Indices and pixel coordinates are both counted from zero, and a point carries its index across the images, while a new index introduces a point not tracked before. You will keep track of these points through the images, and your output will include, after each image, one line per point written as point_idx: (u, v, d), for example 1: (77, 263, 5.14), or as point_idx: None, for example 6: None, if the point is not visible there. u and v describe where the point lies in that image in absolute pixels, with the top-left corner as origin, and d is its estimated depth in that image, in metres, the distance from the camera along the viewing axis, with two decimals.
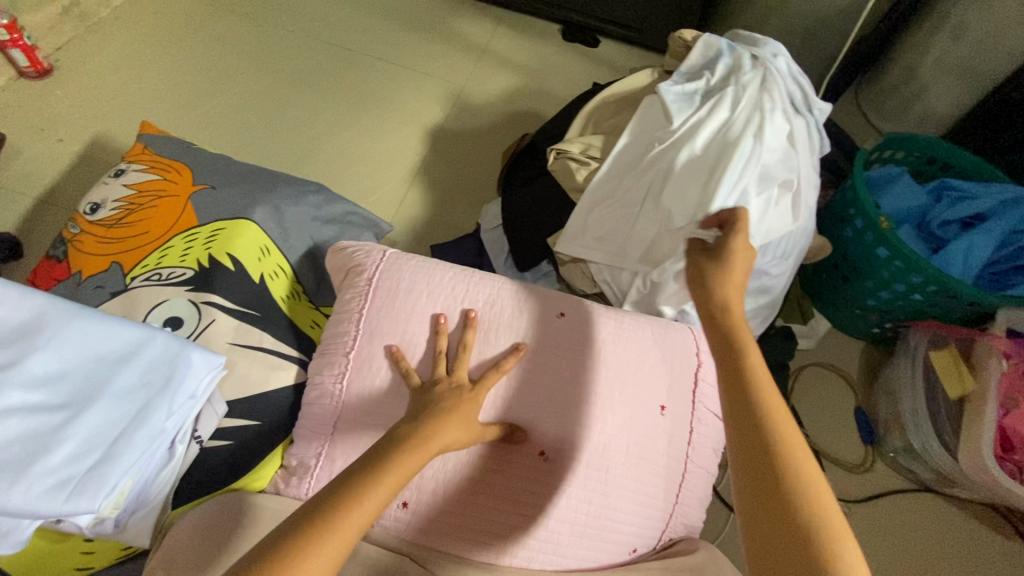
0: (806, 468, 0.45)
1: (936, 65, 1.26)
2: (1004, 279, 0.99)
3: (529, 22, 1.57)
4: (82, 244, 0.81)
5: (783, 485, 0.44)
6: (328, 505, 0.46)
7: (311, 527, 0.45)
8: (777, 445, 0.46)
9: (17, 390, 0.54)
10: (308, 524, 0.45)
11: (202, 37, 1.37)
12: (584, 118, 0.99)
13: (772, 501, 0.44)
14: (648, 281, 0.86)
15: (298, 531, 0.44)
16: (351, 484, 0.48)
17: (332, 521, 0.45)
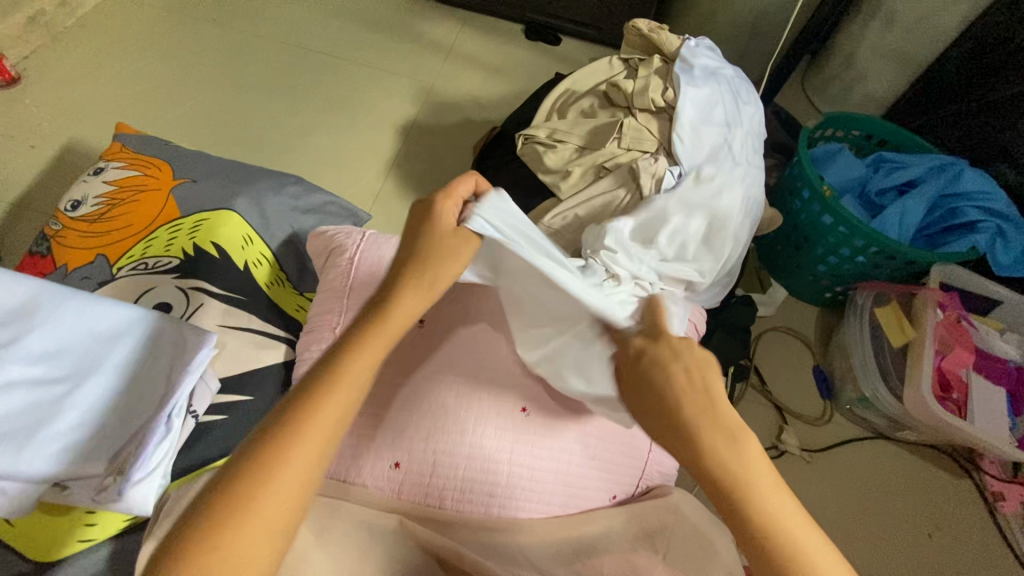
0: (754, 484, 0.45)
1: (871, 51, 1.36)
2: (936, 238, 1.10)
3: (494, 23, 1.63)
4: (65, 238, 0.83)
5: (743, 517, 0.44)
6: (272, 429, 0.45)
7: (252, 460, 0.43)
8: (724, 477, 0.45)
9: (17, 365, 0.57)
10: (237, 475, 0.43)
11: (171, 43, 1.39)
12: (547, 108, 1.06)
13: (741, 525, 0.45)
14: None
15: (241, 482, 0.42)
16: (272, 434, 0.44)
17: (256, 481, 0.42)
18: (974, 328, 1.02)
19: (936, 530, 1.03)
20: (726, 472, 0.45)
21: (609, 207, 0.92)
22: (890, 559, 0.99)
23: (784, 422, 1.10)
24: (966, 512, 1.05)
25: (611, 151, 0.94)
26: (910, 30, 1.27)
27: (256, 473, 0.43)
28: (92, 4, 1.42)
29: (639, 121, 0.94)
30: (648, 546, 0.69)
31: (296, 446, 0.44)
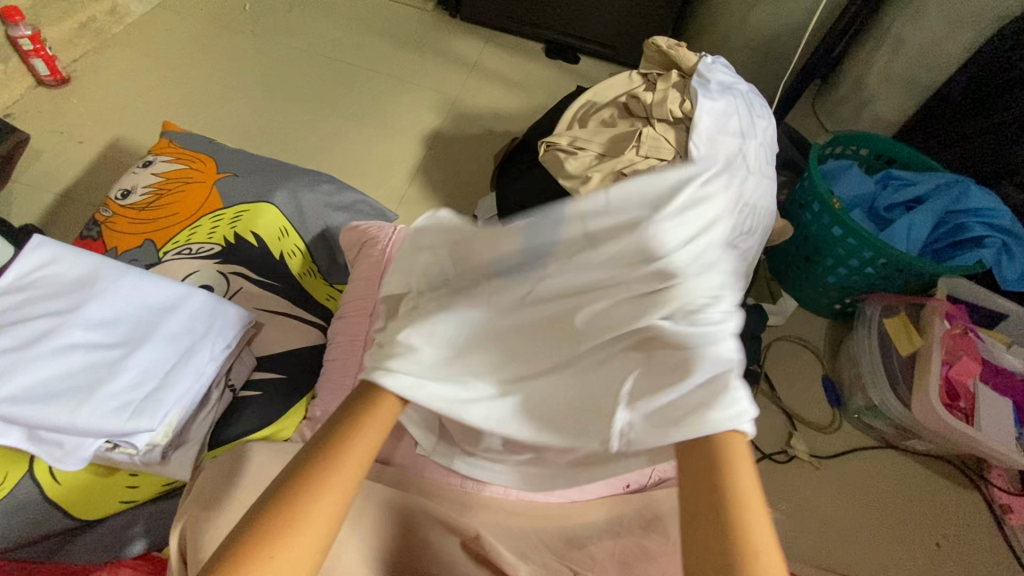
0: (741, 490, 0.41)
1: (880, 76, 1.42)
2: (944, 253, 1.13)
3: (516, 41, 1.71)
4: (115, 224, 0.89)
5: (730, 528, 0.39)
6: (294, 483, 0.43)
7: (284, 499, 0.42)
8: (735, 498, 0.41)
9: (79, 330, 0.61)
10: (273, 500, 0.42)
11: (211, 53, 1.47)
12: (569, 118, 1.11)
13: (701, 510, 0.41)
14: None
15: (248, 531, 0.40)
16: (301, 473, 0.43)
17: (284, 532, 0.40)
18: (981, 340, 1.04)
19: (943, 540, 1.03)
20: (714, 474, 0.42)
21: None
22: (898, 567, 1.00)
23: (793, 428, 1.12)
24: (974, 522, 1.05)
25: (630, 158, 0.99)
26: (917, 56, 1.33)
27: (277, 521, 0.40)
28: (139, 13, 1.50)
29: (657, 131, 0.99)
30: (659, 532, 0.71)
31: (313, 496, 0.42)
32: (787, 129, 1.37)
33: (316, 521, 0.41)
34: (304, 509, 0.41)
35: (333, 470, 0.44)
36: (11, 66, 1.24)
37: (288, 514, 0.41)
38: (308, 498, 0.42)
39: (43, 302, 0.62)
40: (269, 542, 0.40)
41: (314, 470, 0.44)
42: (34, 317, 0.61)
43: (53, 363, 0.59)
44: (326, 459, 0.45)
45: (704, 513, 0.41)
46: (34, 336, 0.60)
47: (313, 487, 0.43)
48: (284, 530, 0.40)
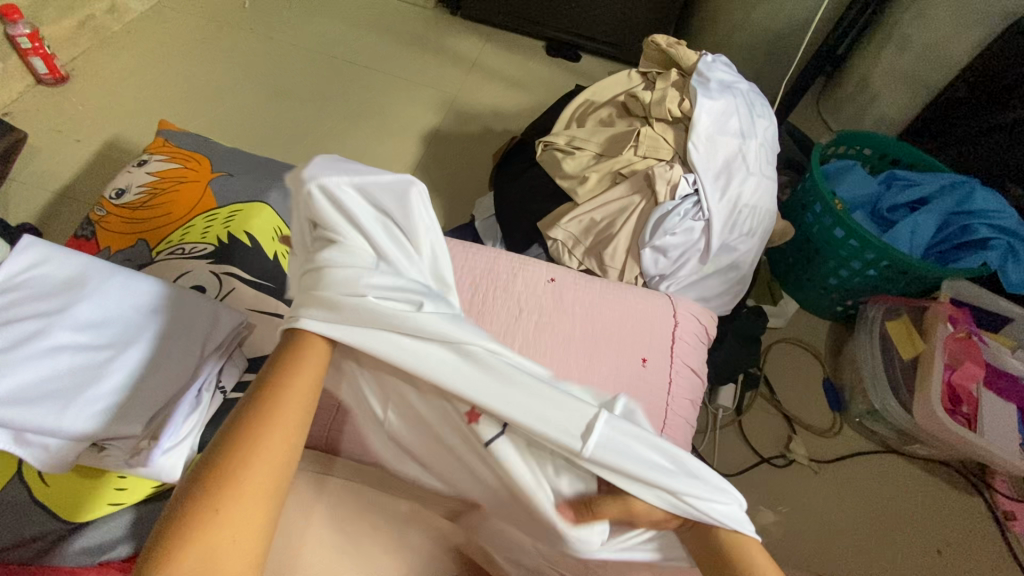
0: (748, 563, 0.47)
1: (886, 74, 1.40)
2: (948, 255, 1.11)
3: (516, 39, 1.70)
4: (109, 223, 0.89)
5: None
6: (228, 439, 0.42)
7: (224, 450, 0.42)
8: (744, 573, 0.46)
9: (66, 331, 0.61)
10: (208, 471, 0.41)
11: (209, 51, 1.46)
12: (567, 118, 1.10)
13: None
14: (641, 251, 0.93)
15: (200, 489, 0.40)
16: (238, 424, 0.43)
17: (228, 483, 0.40)
18: (985, 345, 1.02)
19: (945, 547, 1.02)
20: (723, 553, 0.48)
21: (624, 212, 0.95)
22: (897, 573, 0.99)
23: (793, 432, 1.11)
24: (976, 529, 1.04)
25: (628, 158, 0.98)
26: (922, 54, 1.31)
27: (220, 474, 0.40)
28: (138, 11, 1.50)
29: (656, 131, 0.98)
30: None
31: (252, 447, 0.42)
32: (789, 129, 1.36)
33: (259, 481, 0.41)
34: (243, 475, 0.41)
35: (264, 434, 0.43)
36: (10, 65, 1.24)
37: (227, 464, 0.41)
38: (246, 460, 0.41)
39: (31, 303, 0.62)
40: (208, 509, 0.39)
41: (248, 436, 0.43)
42: (20, 318, 0.61)
43: (39, 364, 0.58)
44: (262, 405, 0.44)
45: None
46: (21, 337, 0.59)
47: (251, 437, 0.43)
48: (220, 498, 0.39)
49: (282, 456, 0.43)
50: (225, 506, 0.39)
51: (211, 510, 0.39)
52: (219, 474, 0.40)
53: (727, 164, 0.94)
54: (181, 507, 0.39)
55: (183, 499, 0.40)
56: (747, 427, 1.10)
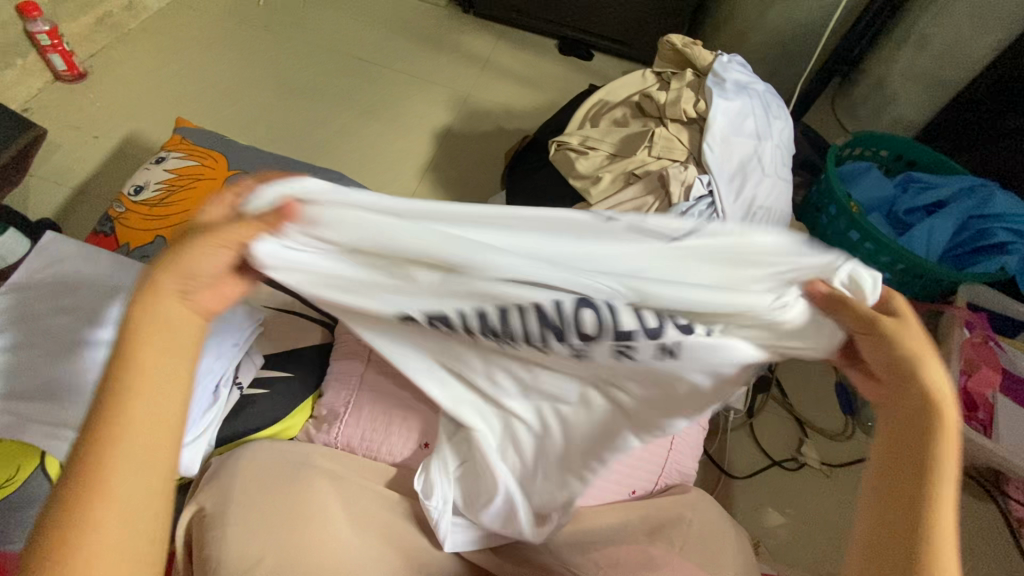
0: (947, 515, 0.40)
1: (903, 75, 1.38)
2: (964, 258, 1.10)
3: (528, 37, 1.69)
4: (128, 220, 0.90)
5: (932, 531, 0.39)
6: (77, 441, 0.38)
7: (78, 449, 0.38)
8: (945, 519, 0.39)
9: (93, 331, 0.63)
10: (78, 474, 0.37)
11: (224, 49, 1.47)
12: (580, 117, 1.10)
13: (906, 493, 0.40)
14: None
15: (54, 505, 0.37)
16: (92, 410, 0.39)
17: (92, 475, 0.37)
18: (1001, 350, 1.01)
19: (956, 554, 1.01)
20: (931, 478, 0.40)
21: (637, 212, 0.95)
22: None
23: (804, 435, 1.10)
24: (988, 535, 1.03)
25: (641, 159, 0.97)
26: (940, 54, 1.29)
27: (79, 474, 0.37)
28: (155, 9, 1.52)
29: (670, 131, 0.97)
30: (664, 540, 0.70)
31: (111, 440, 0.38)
32: (804, 130, 1.34)
33: (123, 490, 0.37)
34: (102, 484, 0.37)
35: (119, 437, 0.38)
36: (29, 61, 1.26)
37: (85, 466, 0.37)
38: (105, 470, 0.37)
39: (61, 304, 0.64)
40: (80, 521, 0.36)
41: (107, 431, 0.38)
42: (50, 319, 0.63)
43: (68, 366, 0.61)
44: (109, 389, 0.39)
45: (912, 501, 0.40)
46: (53, 333, 0.62)
47: (106, 420, 0.39)
48: (89, 505, 0.36)
49: (155, 448, 0.40)
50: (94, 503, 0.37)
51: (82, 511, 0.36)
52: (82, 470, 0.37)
53: (743, 164, 0.94)
54: (48, 520, 0.36)
55: (52, 506, 0.37)
56: (757, 430, 1.10)
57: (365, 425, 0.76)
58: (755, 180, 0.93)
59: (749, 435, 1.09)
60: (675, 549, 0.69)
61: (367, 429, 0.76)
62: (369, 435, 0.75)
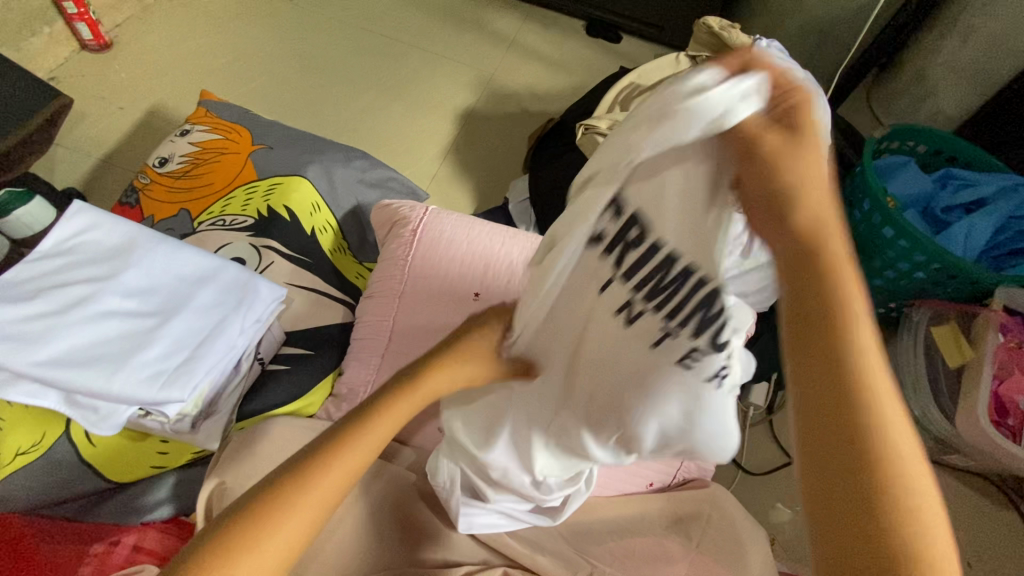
0: (867, 372, 0.32)
1: (943, 67, 1.32)
2: (1003, 260, 1.06)
3: (556, 18, 1.65)
4: (152, 191, 0.90)
5: (853, 427, 0.32)
6: (313, 448, 0.47)
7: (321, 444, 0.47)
8: (862, 395, 0.32)
9: (116, 297, 0.62)
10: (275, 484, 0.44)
11: (248, 22, 1.46)
12: (609, 101, 1.06)
13: (836, 423, 0.32)
14: None
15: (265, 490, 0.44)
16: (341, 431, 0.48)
17: (307, 475, 0.45)
18: None
19: (976, 560, 0.99)
20: (841, 373, 0.32)
21: None
22: None
23: None
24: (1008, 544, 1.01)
25: None
26: (988, 45, 1.23)
27: (298, 474, 0.45)
28: None
29: None
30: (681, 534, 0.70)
31: (319, 469, 0.45)
32: (839, 121, 1.30)
33: (303, 508, 0.44)
34: (298, 493, 0.44)
35: (339, 457, 0.46)
36: (56, 30, 1.26)
37: (308, 466, 0.45)
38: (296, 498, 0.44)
39: (81, 269, 0.63)
40: (241, 539, 0.42)
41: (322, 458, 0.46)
42: (71, 283, 0.62)
43: (89, 329, 0.60)
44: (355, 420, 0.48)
45: (834, 432, 0.32)
46: (74, 298, 0.61)
47: (347, 437, 0.47)
48: (256, 524, 0.42)
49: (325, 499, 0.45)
50: (291, 501, 0.43)
51: (291, 496, 0.44)
52: (303, 469, 0.45)
53: None
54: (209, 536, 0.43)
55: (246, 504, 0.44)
56: (776, 428, 1.08)
57: None
58: None
59: (768, 433, 1.08)
60: (693, 544, 0.69)
61: None
62: None
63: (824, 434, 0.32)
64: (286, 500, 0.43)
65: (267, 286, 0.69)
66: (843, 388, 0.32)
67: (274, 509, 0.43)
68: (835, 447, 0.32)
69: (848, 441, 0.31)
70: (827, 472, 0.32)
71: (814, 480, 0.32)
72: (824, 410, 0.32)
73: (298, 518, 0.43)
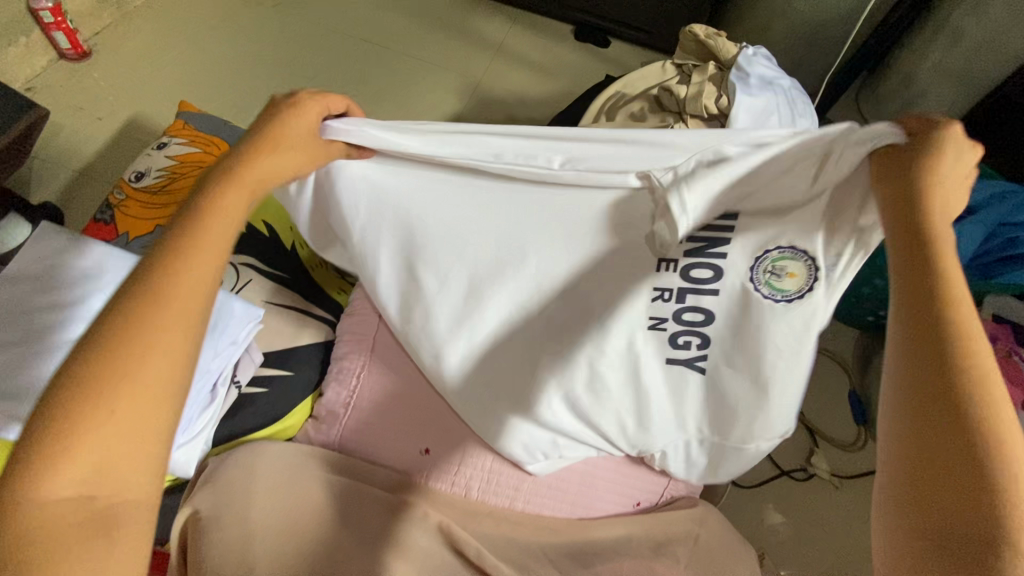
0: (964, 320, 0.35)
1: (932, 71, 1.32)
2: (992, 267, 1.05)
3: (544, 22, 1.63)
4: (127, 208, 0.88)
5: (953, 355, 0.34)
6: (110, 316, 0.37)
7: (121, 311, 0.37)
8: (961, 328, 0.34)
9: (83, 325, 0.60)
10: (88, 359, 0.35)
11: (231, 29, 1.43)
12: (595, 110, 1.05)
13: (927, 345, 0.35)
14: None
15: (71, 374, 0.35)
16: (133, 284, 0.38)
17: (123, 352, 0.36)
18: None
19: None
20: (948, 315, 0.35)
21: None
22: None
23: (815, 444, 1.07)
24: None
25: None
26: (975, 51, 1.23)
27: (107, 351, 0.35)
28: None
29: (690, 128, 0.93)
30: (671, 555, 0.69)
31: (149, 330, 0.36)
32: None
33: (153, 377, 0.36)
34: (124, 366, 0.35)
35: (165, 295, 0.38)
36: (33, 39, 1.23)
37: (117, 333, 0.36)
38: (123, 363, 0.35)
39: (45, 295, 0.61)
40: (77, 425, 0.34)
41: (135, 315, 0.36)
42: (34, 311, 0.60)
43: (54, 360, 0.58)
44: (159, 273, 0.39)
45: (927, 353, 0.34)
46: (39, 327, 0.59)
47: (158, 283, 0.38)
48: (98, 386, 0.34)
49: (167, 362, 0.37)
50: (122, 374, 0.35)
51: (116, 371, 0.35)
52: (114, 340, 0.36)
53: None
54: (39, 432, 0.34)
55: (53, 398, 0.34)
56: None
57: (365, 429, 0.74)
58: None
59: None
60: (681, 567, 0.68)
61: (366, 432, 0.74)
62: (368, 438, 0.74)
63: (919, 359, 0.35)
64: (112, 379, 0.35)
65: (240, 308, 0.68)
66: (937, 323, 0.35)
67: (101, 395, 0.34)
68: (930, 372, 0.34)
69: (940, 363, 0.34)
70: (919, 393, 0.34)
71: (905, 394, 0.35)
72: (920, 333, 0.35)
73: (153, 382, 0.36)
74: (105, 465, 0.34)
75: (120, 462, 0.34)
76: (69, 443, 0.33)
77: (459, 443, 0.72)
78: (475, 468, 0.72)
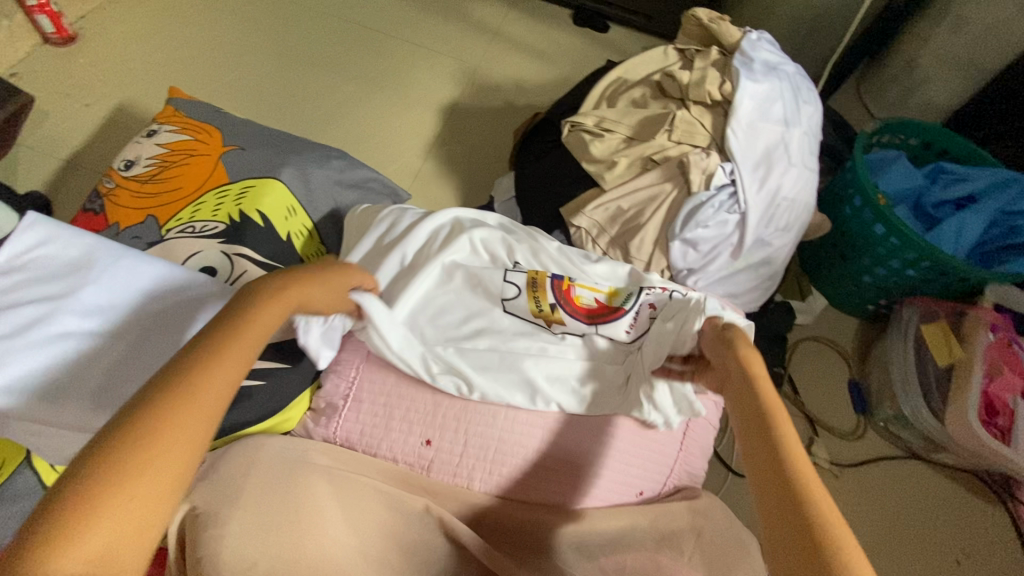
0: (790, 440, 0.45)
1: (936, 57, 1.30)
2: (994, 256, 1.05)
3: (542, 6, 1.60)
4: (118, 197, 0.85)
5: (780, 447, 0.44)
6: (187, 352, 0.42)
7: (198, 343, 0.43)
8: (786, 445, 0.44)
9: (73, 317, 0.58)
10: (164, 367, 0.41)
11: (220, 13, 1.39)
12: (595, 97, 1.03)
13: (775, 486, 0.43)
14: (676, 238, 0.88)
15: (152, 392, 0.39)
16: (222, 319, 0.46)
17: (182, 390, 0.40)
18: None
19: (964, 558, 0.99)
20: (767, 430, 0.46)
21: (654, 200, 0.91)
22: None
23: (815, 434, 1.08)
24: (998, 542, 1.01)
25: (661, 143, 0.92)
26: (978, 36, 1.21)
27: (171, 382, 0.40)
28: None
29: (692, 114, 0.92)
30: (673, 547, 0.69)
31: (202, 368, 0.41)
32: (830, 114, 1.27)
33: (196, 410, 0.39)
34: (181, 400, 0.39)
35: (241, 331, 0.45)
36: (17, 23, 1.20)
37: (181, 377, 0.40)
38: (219, 349, 0.43)
39: (39, 286, 0.59)
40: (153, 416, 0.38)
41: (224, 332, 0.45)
42: (27, 303, 0.58)
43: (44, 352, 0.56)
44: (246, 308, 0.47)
45: (772, 478, 0.43)
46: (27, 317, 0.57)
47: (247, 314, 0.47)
48: (160, 420, 0.38)
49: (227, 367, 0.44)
50: (176, 411, 0.39)
51: (170, 410, 0.39)
52: (176, 378, 0.40)
53: (767, 151, 0.89)
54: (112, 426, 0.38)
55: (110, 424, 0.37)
56: None
57: (364, 421, 0.73)
58: (780, 166, 0.88)
59: None
60: (684, 559, 0.68)
61: (366, 424, 0.73)
62: (367, 430, 0.73)
63: (765, 481, 0.44)
64: (169, 411, 0.38)
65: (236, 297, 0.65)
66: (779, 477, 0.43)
67: (161, 417, 0.38)
68: (777, 481, 0.42)
69: (782, 482, 0.42)
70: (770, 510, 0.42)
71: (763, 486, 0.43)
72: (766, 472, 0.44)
73: (198, 420, 0.39)
74: (131, 522, 0.35)
75: (121, 508, 0.35)
76: (112, 466, 0.36)
77: (459, 432, 0.71)
78: (476, 457, 0.71)
